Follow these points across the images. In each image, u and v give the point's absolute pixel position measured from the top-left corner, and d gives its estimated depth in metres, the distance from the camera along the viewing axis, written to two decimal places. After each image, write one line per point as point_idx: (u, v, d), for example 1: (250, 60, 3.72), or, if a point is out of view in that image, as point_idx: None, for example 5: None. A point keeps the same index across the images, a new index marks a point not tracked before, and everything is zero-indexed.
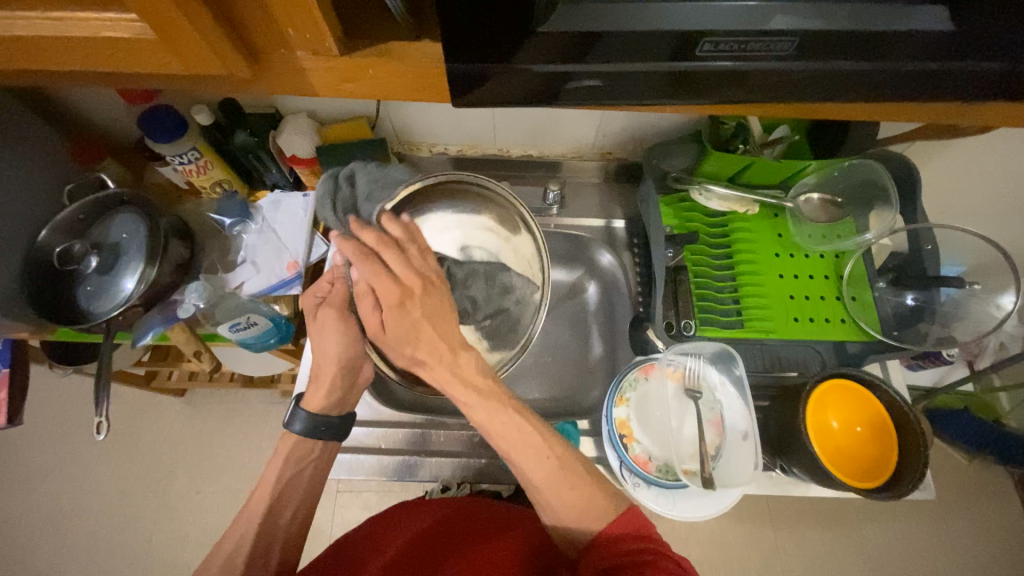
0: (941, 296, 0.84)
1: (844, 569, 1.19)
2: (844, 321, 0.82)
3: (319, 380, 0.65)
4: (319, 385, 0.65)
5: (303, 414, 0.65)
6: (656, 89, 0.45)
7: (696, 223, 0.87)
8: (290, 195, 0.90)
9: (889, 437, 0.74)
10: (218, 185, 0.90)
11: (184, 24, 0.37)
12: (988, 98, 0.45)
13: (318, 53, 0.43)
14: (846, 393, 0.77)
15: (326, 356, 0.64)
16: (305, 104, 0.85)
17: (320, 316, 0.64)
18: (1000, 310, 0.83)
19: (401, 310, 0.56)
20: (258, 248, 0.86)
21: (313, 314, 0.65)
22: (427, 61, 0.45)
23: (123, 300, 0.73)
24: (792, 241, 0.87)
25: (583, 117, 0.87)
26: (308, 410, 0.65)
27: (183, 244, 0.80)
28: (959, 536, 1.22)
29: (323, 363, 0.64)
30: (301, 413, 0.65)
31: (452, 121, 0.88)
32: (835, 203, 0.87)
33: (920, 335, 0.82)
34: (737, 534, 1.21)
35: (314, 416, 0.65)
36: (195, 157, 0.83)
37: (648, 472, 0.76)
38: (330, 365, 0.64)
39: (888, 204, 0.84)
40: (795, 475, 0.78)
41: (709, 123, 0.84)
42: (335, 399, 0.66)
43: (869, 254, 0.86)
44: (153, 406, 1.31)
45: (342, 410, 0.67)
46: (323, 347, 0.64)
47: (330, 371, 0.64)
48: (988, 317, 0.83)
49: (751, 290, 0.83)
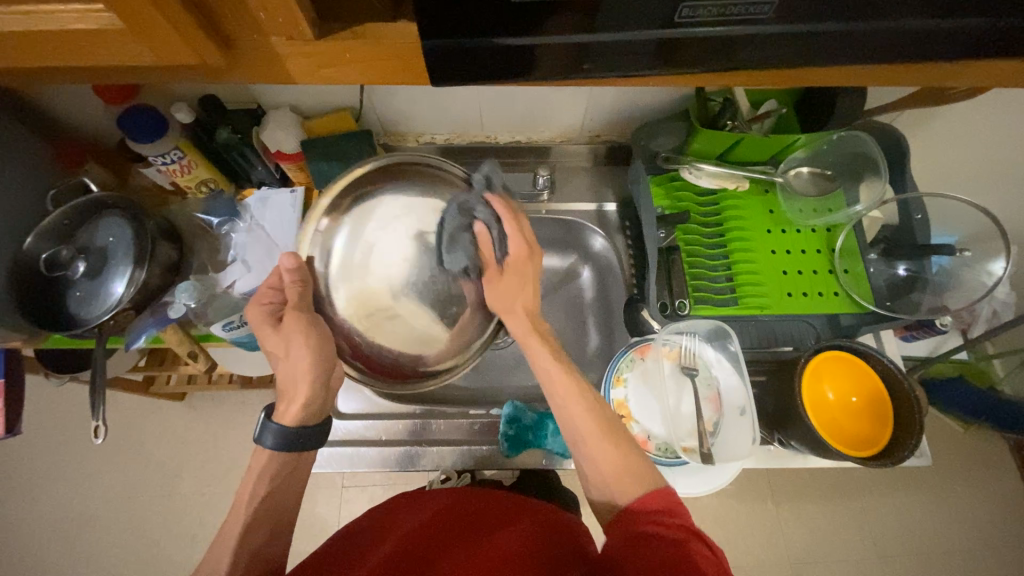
0: (933, 266, 0.85)
1: (846, 540, 1.21)
2: (837, 294, 0.83)
3: (293, 390, 0.62)
4: (298, 395, 0.62)
5: (277, 423, 0.62)
6: (642, 60, 0.44)
7: (688, 202, 0.87)
8: (277, 192, 0.88)
9: (883, 406, 0.76)
10: (203, 185, 0.89)
11: (152, 12, 0.36)
12: (975, 56, 0.45)
13: (292, 38, 0.42)
14: (843, 366, 0.77)
15: (298, 366, 0.60)
16: (288, 99, 0.84)
17: (286, 325, 0.59)
18: (991, 276, 0.83)
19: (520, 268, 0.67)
20: (248, 246, 0.85)
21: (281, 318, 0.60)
22: (403, 41, 0.43)
23: (113, 304, 0.72)
24: (784, 216, 0.87)
25: (570, 100, 0.86)
26: (280, 425, 0.62)
27: (171, 245, 0.80)
28: (959, 502, 1.24)
29: (295, 374, 0.61)
30: (272, 427, 0.61)
31: (438, 108, 0.87)
32: (824, 175, 0.87)
33: (912, 304, 0.83)
34: (739, 511, 1.23)
35: (287, 430, 0.61)
36: (178, 157, 0.82)
37: (647, 451, 0.77)
38: (303, 377, 0.61)
39: (877, 175, 0.84)
40: (792, 447, 0.78)
41: (697, 100, 0.83)
42: (313, 408, 0.63)
43: (861, 227, 0.87)
44: (152, 412, 1.31)
45: (318, 418, 0.65)
46: (294, 357, 0.60)
47: (303, 384, 0.61)
48: (979, 284, 0.84)
49: (745, 267, 0.83)
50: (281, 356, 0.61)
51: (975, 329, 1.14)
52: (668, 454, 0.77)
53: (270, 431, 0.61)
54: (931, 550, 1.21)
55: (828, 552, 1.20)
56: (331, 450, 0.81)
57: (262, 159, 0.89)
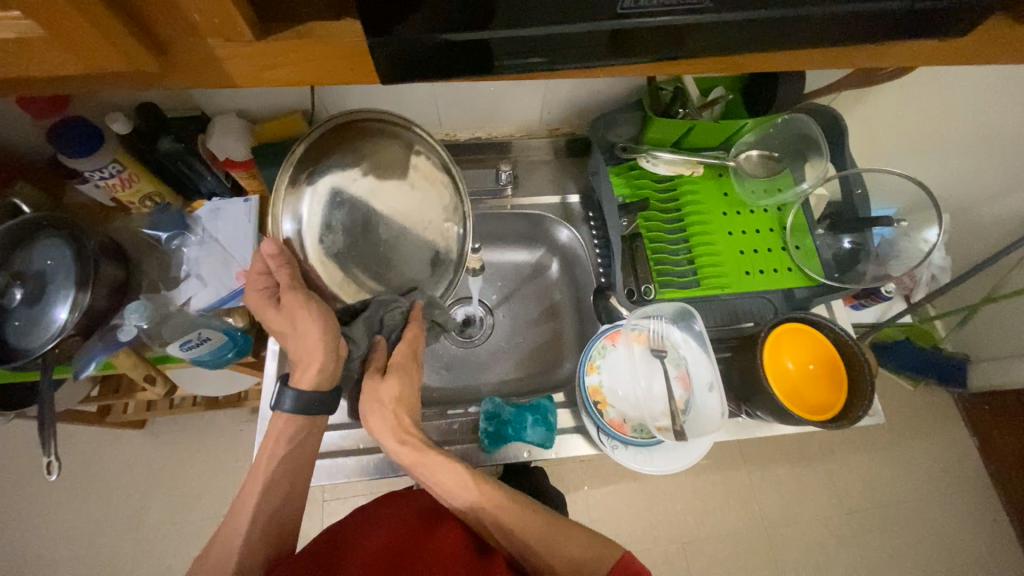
0: (874, 237, 0.89)
1: (815, 501, 1.28)
2: (792, 269, 0.87)
3: (305, 358, 0.63)
4: (312, 362, 0.63)
5: (293, 390, 0.63)
6: (593, 51, 0.45)
7: (647, 190, 0.89)
8: (230, 202, 0.85)
9: (839, 372, 0.79)
10: (148, 199, 0.84)
11: (75, 16, 0.34)
12: (899, 37, 0.48)
13: (232, 39, 0.41)
14: (799, 335, 0.82)
15: (309, 330, 0.62)
16: (235, 103, 0.80)
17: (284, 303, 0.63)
18: (925, 244, 0.89)
19: (404, 369, 0.71)
20: (202, 260, 0.82)
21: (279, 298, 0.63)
22: (351, 40, 0.42)
23: (56, 331, 0.68)
24: (738, 198, 0.91)
25: (527, 94, 0.86)
26: (297, 389, 0.63)
27: (117, 264, 0.76)
28: (913, 455, 1.33)
29: (307, 340, 0.63)
30: (290, 391, 0.63)
31: (394, 107, 0.85)
32: (773, 157, 0.91)
33: (857, 274, 0.88)
34: (716, 484, 1.28)
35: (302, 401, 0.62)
36: (117, 170, 0.77)
37: (624, 433, 0.79)
38: (315, 340, 0.62)
39: (819, 154, 0.89)
40: (759, 417, 0.82)
41: (649, 90, 0.86)
42: (329, 372, 0.64)
43: (808, 204, 0.91)
44: (112, 442, 1.24)
45: (333, 383, 0.65)
46: (302, 325, 0.63)
47: (316, 348, 0.62)
48: (917, 252, 0.89)
49: (704, 250, 0.86)
50: (288, 330, 0.64)
51: (917, 293, 1.22)
52: (644, 435, 0.80)
53: (288, 401, 0.63)
54: (891, 502, 1.29)
55: (798, 514, 1.27)
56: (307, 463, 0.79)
57: (211, 168, 0.85)
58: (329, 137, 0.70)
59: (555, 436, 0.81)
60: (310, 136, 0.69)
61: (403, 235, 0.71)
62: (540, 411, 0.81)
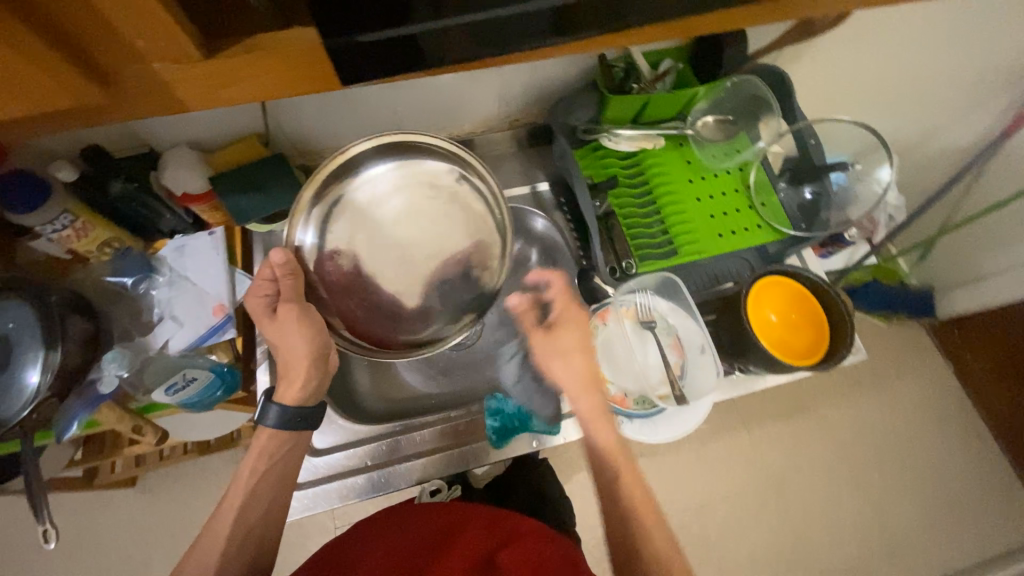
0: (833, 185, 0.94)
1: (812, 446, 1.33)
2: (762, 226, 0.90)
3: (291, 367, 0.66)
4: (298, 376, 0.66)
5: (277, 404, 0.66)
6: (543, 31, 0.46)
7: (614, 167, 0.91)
8: (194, 237, 0.83)
9: (817, 314, 0.83)
10: (106, 246, 0.81)
11: (10, 53, 0.34)
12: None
13: (179, 62, 0.39)
14: (776, 287, 0.84)
15: (296, 351, 0.65)
16: (185, 134, 0.78)
17: (280, 315, 0.65)
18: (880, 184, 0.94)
19: (570, 318, 0.82)
20: (175, 301, 0.80)
21: (272, 313, 0.66)
22: (306, 51, 0.42)
23: (31, 396, 0.64)
24: (700, 164, 0.93)
25: (483, 88, 0.86)
26: (281, 403, 0.66)
27: (85, 317, 0.73)
28: (895, 388, 1.40)
29: (295, 359, 0.66)
30: (274, 406, 0.66)
31: (352, 117, 0.84)
32: (728, 121, 0.93)
33: (823, 221, 0.92)
34: (718, 445, 1.32)
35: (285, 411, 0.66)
36: (69, 221, 0.73)
37: (627, 407, 0.82)
38: (302, 361, 0.66)
39: (771, 111, 0.92)
40: (751, 371, 0.85)
41: (602, 70, 0.86)
42: (312, 389, 0.68)
43: (767, 161, 0.94)
44: (103, 504, 1.19)
45: (317, 400, 0.69)
46: (291, 344, 0.66)
47: (303, 367, 0.66)
48: (872, 193, 0.95)
49: (677, 219, 0.88)
50: (276, 344, 0.67)
51: (880, 234, 1.27)
52: (645, 406, 0.82)
53: (269, 415, 0.66)
54: (882, 436, 1.36)
55: (798, 461, 1.32)
56: (315, 489, 0.78)
57: (169, 204, 0.82)
58: (370, 156, 0.78)
59: (561, 421, 0.83)
60: (353, 152, 0.76)
61: (417, 263, 0.79)
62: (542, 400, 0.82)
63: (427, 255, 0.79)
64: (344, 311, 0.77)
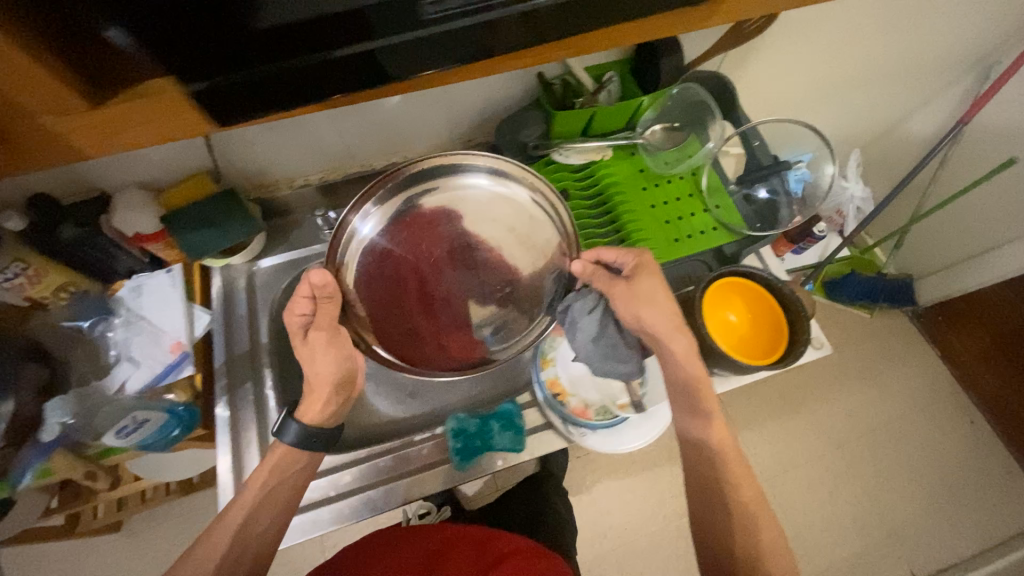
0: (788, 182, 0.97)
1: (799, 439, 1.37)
2: (716, 228, 0.90)
3: (317, 382, 0.69)
4: (320, 397, 0.69)
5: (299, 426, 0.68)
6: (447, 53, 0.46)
7: (567, 180, 0.92)
8: (151, 275, 0.82)
9: (773, 311, 0.84)
10: (62, 290, 0.78)
11: None
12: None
13: (69, 114, 0.40)
14: (729, 287, 0.85)
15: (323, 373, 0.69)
16: (134, 176, 0.79)
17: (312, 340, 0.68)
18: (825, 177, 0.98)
19: (649, 273, 0.73)
20: (130, 341, 0.80)
21: (304, 335, 0.68)
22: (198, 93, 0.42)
23: None
24: (653, 172, 0.94)
25: (430, 110, 0.88)
26: (301, 421, 0.69)
27: (37, 364, 0.75)
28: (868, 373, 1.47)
29: (319, 380, 0.69)
30: (293, 424, 0.68)
31: (302, 147, 0.85)
32: (675, 128, 0.95)
33: (777, 218, 0.95)
34: None
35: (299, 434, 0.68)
36: (21, 269, 0.72)
37: (588, 418, 0.80)
38: (329, 382, 0.69)
39: (715, 116, 0.94)
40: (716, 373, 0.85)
41: (544, 87, 0.87)
42: (329, 411, 0.71)
43: (718, 163, 0.96)
44: (84, 555, 1.16)
45: (329, 421, 0.71)
46: (318, 367, 0.69)
47: (326, 388, 0.69)
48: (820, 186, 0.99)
49: (633, 227, 0.88)
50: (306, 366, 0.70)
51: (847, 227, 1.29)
52: (606, 417, 0.81)
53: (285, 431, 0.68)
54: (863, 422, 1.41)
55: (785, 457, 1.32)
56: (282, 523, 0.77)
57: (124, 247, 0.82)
58: (413, 175, 0.79)
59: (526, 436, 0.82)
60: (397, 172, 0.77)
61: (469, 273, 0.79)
62: (507, 415, 0.83)
63: (480, 266, 0.80)
64: (392, 328, 0.78)
